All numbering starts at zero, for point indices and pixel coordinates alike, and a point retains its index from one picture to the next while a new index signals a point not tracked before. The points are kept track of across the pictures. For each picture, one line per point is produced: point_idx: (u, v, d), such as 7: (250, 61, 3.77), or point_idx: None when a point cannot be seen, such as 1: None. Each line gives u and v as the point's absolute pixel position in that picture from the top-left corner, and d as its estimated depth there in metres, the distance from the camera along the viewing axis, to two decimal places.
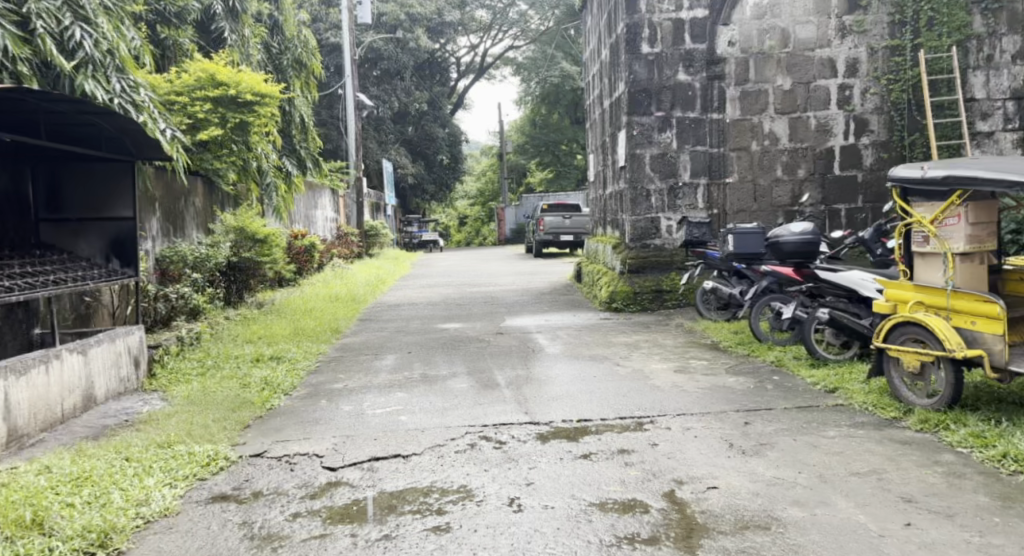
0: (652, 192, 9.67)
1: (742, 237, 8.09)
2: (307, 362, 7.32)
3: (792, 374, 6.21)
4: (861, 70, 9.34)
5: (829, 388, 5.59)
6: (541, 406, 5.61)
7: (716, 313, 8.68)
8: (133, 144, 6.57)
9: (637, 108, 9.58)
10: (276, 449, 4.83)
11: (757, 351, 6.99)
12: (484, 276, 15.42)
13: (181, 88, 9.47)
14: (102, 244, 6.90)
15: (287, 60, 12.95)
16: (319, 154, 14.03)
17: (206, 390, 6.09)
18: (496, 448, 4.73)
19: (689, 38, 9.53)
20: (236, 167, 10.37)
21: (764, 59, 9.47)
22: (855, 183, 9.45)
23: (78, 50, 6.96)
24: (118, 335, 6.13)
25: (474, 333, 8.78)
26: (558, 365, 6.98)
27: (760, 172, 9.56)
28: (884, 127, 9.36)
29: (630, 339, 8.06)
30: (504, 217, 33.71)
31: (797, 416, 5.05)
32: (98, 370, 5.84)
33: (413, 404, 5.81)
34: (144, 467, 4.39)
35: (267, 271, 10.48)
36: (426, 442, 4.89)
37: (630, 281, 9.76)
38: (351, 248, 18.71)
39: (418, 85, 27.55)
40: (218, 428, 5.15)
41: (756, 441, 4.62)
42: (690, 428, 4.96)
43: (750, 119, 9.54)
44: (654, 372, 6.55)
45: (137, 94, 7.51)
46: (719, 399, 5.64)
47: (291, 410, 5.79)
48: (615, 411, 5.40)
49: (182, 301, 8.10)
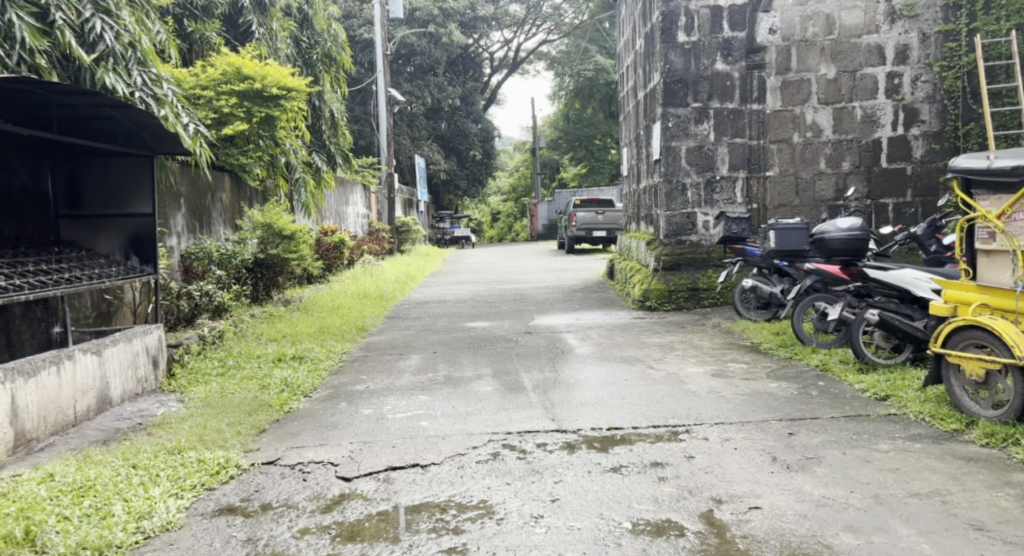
0: (688, 186, 9.32)
1: (784, 233, 7.66)
2: (330, 362, 7.10)
3: (839, 380, 5.85)
4: (911, 57, 8.88)
5: (880, 395, 5.22)
6: (569, 412, 5.31)
7: (755, 312, 8.32)
8: (152, 137, 6.33)
9: (672, 99, 9.25)
10: (291, 456, 4.59)
11: (800, 354, 6.62)
12: (516, 273, 15.13)
13: (207, 82, 9.27)
14: (121, 241, 6.65)
15: (317, 54, 12.69)
16: (349, 151, 13.80)
17: (224, 392, 5.89)
18: (520, 458, 4.44)
19: (728, 26, 9.18)
20: (263, 162, 10.24)
21: (808, 47, 9.04)
22: (904, 176, 9.00)
23: (99, 43, 6.74)
24: (136, 335, 5.93)
25: (502, 332, 8.50)
26: (588, 367, 6.68)
27: (802, 165, 9.14)
28: (937, 117, 8.89)
29: (664, 340, 7.73)
30: (537, 213, 33.45)
31: (845, 427, 4.70)
32: (113, 371, 5.61)
33: (435, 408, 5.54)
34: (151, 476, 4.15)
35: (295, 268, 10.27)
36: (447, 450, 4.62)
37: (664, 279, 9.40)
38: (382, 245, 18.55)
39: (452, 80, 27.36)
40: (231, 433, 4.92)
41: (802, 455, 4.28)
42: (729, 439, 4.63)
43: (792, 110, 9.12)
44: (690, 376, 6.21)
45: (159, 88, 7.22)
46: (759, 406, 5.29)
47: (309, 413, 5.57)
48: (648, 419, 5.08)
49: (206, 299, 7.90)
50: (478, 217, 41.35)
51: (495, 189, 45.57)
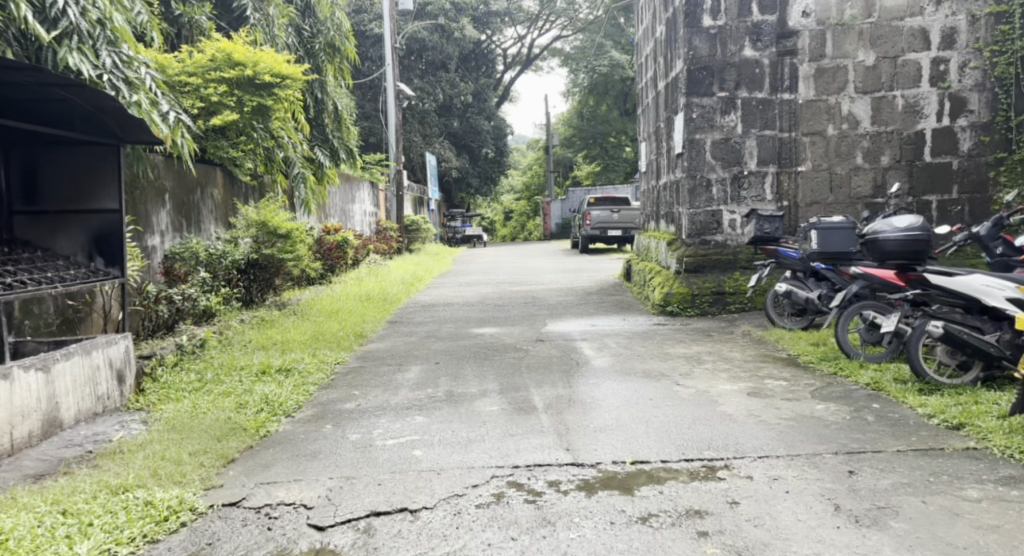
0: (713, 181, 8.54)
1: (828, 233, 6.91)
2: (320, 375, 6.37)
3: (897, 402, 5.10)
4: (959, 41, 8.09)
5: (952, 424, 4.49)
6: (585, 439, 4.57)
7: (790, 320, 7.56)
8: (116, 124, 5.59)
9: (696, 88, 8.48)
10: (259, 496, 3.88)
11: (847, 371, 5.86)
12: (528, 274, 14.31)
13: (195, 68, 8.53)
14: (84, 240, 5.89)
15: (319, 44, 11.91)
16: (355, 145, 13.08)
17: (195, 412, 5.16)
18: (529, 502, 3.73)
19: (757, 9, 8.40)
20: (257, 156, 9.52)
21: (845, 31, 8.27)
22: (950, 172, 8.22)
23: (61, 19, 6.02)
24: (95, 346, 5.17)
25: (511, 340, 7.74)
26: (606, 383, 5.91)
27: (836, 159, 8.37)
28: (987, 106, 8.11)
29: (690, 351, 6.96)
30: (549, 212, 32.73)
31: (917, 465, 3.95)
32: (64, 389, 4.89)
33: (432, 434, 4.81)
34: (82, 525, 3.45)
35: (292, 269, 9.53)
36: (442, 489, 3.90)
37: (687, 282, 8.62)
38: (389, 244, 17.81)
39: (464, 76, 26.64)
40: (192, 465, 4.18)
41: (871, 503, 3.53)
42: (778, 478, 3.88)
43: (826, 100, 8.35)
44: (723, 396, 5.45)
45: (131, 70, 6.48)
46: (807, 434, 4.54)
47: (288, 439, 4.84)
48: (679, 450, 4.33)
49: (189, 304, 7.19)
50: (490, 216, 40.49)
51: (507, 188, 44.78)
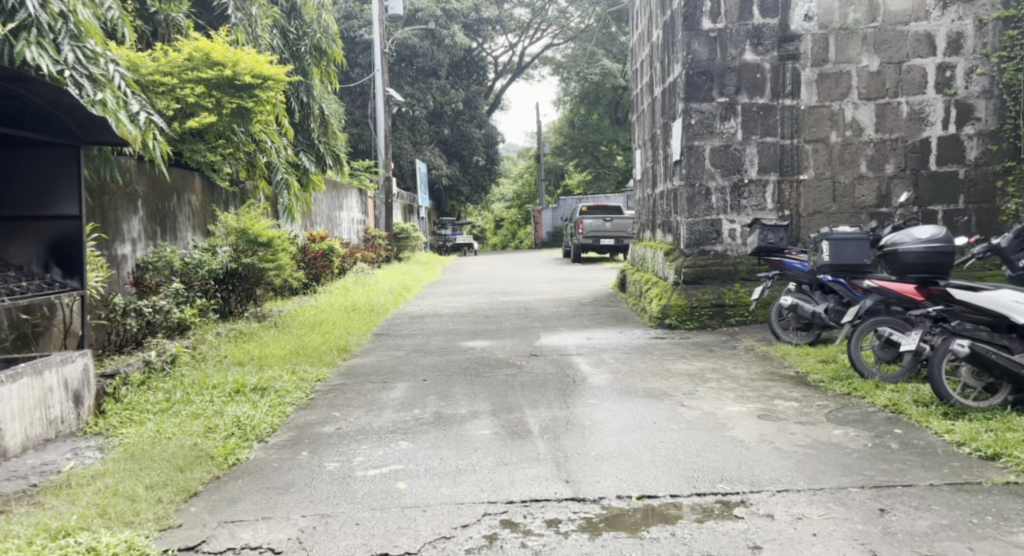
0: (712, 189, 8.17)
1: (841, 244, 6.54)
2: (299, 394, 5.92)
3: (921, 428, 4.70)
4: (965, 47, 7.76)
5: (987, 454, 4.11)
6: (585, 470, 4.16)
7: (795, 334, 7.16)
8: (75, 123, 5.18)
9: (695, 93, 8.10)
10: (221, 538, 3.46)
11: (862, 391, 5.46)
12: (520, 284, 13.88)
13: (170, 67, 8.06)
14: (40, 250, 5.46)
15: (304, 46, 11.45)
16: (343, 151, 12.64)
17: (158, 437, 4.71)
18: (526, 547, 3.32)
19: (758, 11, 8.05)
20: (236, 161, 9.08)
21: (848, 35, 7.93)
22: (956, 181, 7.86)
23: (19, 11, 5.60)
24: (46, 366, 4.74)
25: (504, 355, 7.32)
26: (605, 404, 5.48)
27: (840, 167, 8.00)
28: (994, 114, 7.77)
29: (692, 367, 6.55)
30: (541, 220, 32.32)
31: (954, 502, 3.57)
32: (9, 414, 4.44)
33: (416, 462, 4.39)
34: None
35: (274, 280, 9.05)
36: (427, 530, 3.49)
37: (685, 294, 8.20)
38: (378, 253, 17.36)
39: (455, 84, 26.27)
40: (148, 501, 3.75)
41: (911, 550, 3.16)
42: (802, 516, 3.49)
43: (829, 106, 7.99)
44: (732, 419, 5.04)
45: (96, 66, 6.02)
46: (828, 464, 4.14)
47: (259, 468, 4.40)
48: (689, 483, 3.92)
49: (160, 316, 6.74)
50: (481, 224, 40.04)
51: (498, 196, 44.38)
